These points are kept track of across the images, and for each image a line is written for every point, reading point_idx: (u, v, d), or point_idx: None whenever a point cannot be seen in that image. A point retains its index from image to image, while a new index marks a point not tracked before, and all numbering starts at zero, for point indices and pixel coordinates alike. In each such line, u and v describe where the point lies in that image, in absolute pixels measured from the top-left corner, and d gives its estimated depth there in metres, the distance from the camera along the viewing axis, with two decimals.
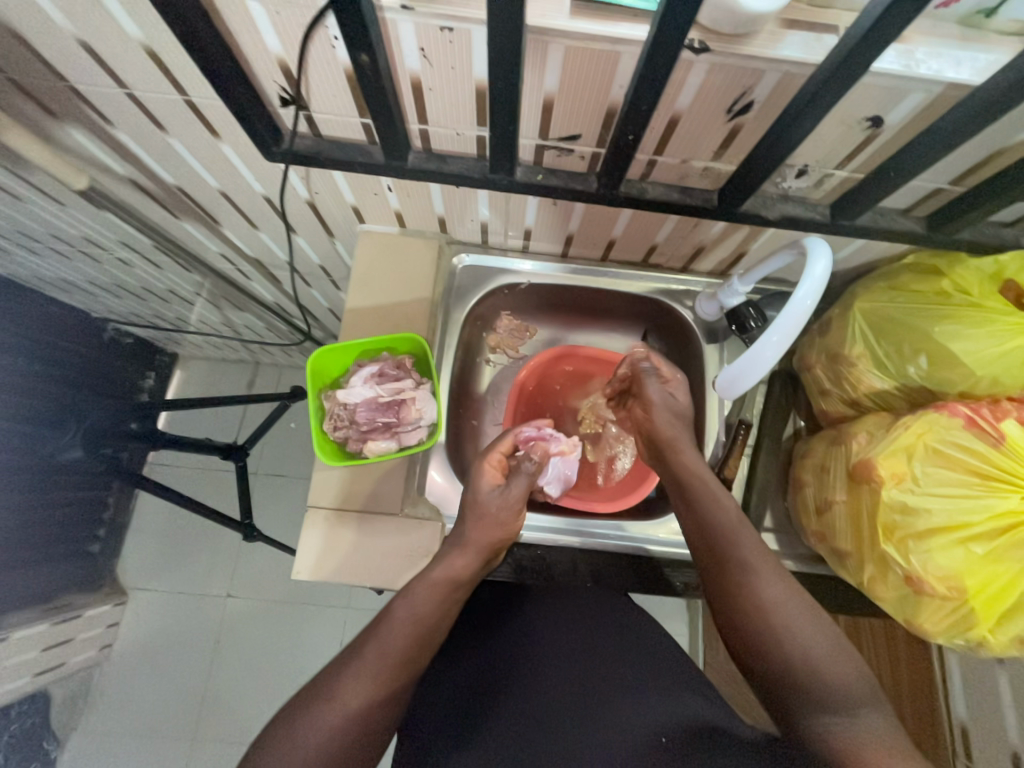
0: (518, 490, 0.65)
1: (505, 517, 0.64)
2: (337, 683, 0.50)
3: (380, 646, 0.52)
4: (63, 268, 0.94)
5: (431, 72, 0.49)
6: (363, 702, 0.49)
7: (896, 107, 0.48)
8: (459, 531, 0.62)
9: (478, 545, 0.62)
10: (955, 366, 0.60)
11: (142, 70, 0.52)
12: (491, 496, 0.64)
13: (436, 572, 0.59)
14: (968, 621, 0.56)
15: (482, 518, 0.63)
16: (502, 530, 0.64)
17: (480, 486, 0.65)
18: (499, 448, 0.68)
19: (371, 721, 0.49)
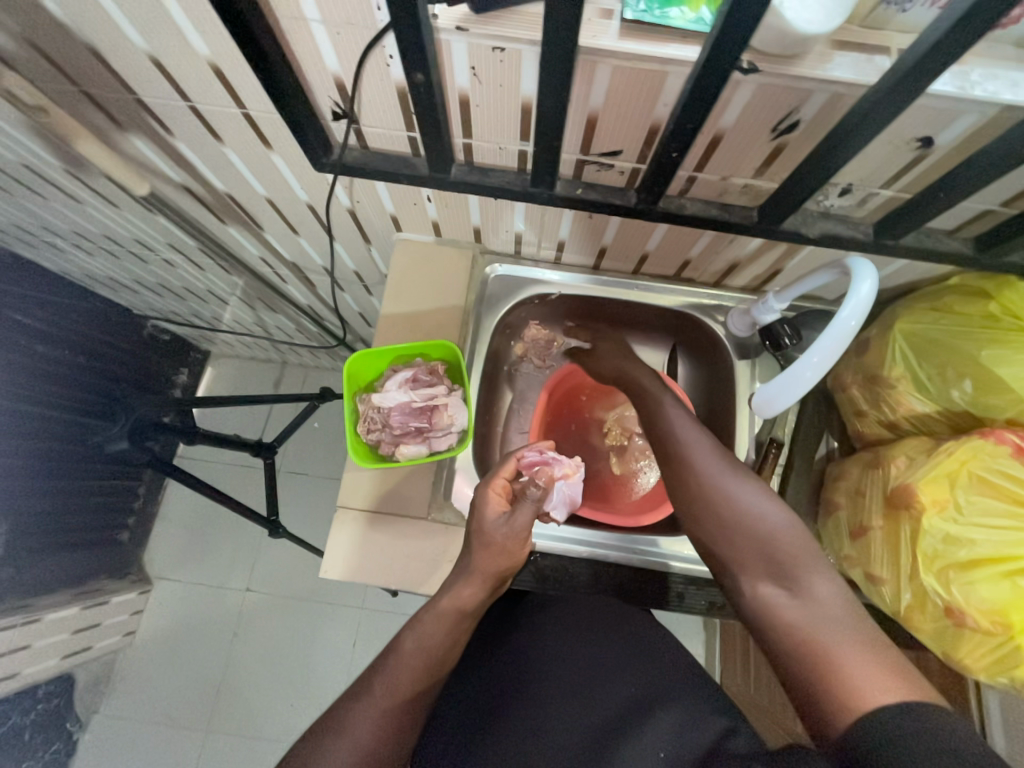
0: (522, 516, 0.60)
1: (510, 546, 0.59)
2: (348, 717, 0.50)
3: (390, 680, 0.52)
4: (112, 267, 0.98)
5: (480, 89, 0.50)
6: (373, 738, 0.49)
7: (949, 128, 0.47)
8: (465, 560, 0.60)
9: (486, 572, 0.59)
10: (1004, 391, 0.57)
11: (205, 84, 0.55)
12: (494, 524, 0.59)
13: (444, 601, 0.58)
14: (1014, 661, 0.53)
15: (486, 546, 0.59)
16: (508, 559, 0.59)
17: (484, 513, 0.61)
18: (502, 474, 0.64)
19: (383, 755, 0.49)
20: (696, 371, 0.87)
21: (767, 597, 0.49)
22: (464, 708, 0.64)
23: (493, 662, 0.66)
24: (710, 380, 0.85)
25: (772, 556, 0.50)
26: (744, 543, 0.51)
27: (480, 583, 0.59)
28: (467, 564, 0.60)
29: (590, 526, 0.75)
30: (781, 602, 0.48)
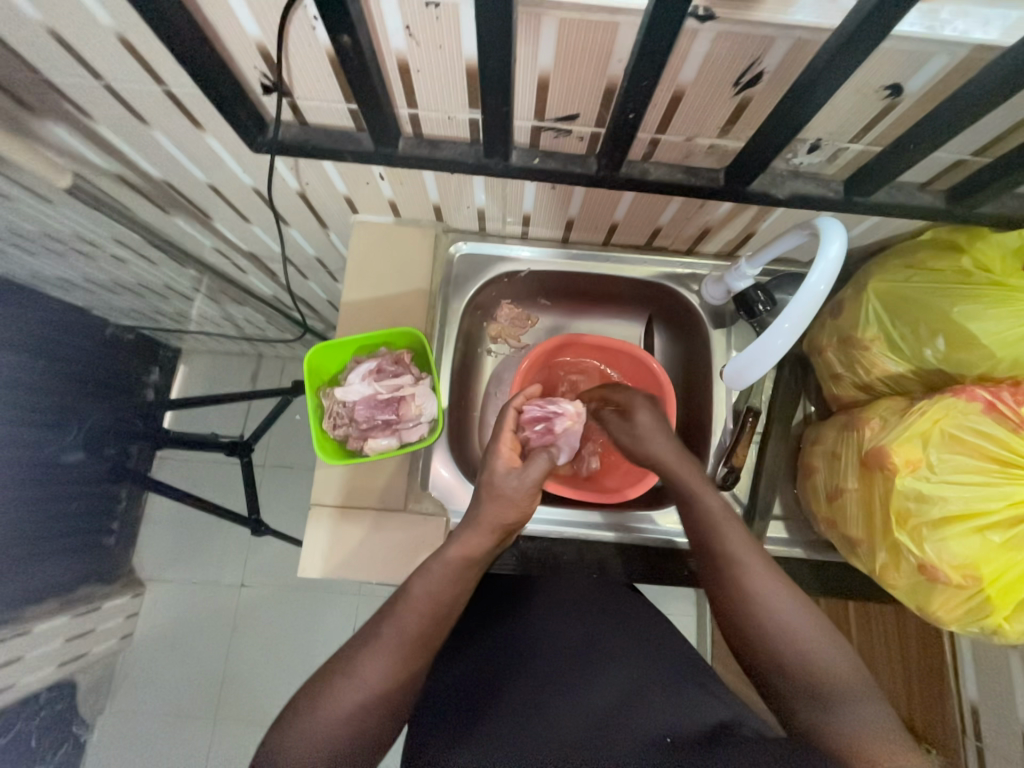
0: (532, 471, 0.60)
1: (519, 498, 0.60)
2: (357, 661, 0.50)
3: (399, 624, 0.53)
4: (57, 267, 0.93)
5: (418, 52, 0.46)
6: (384, 679, 0.50)
7: (917, 73, 0.44)
8: (471, 511, 0.59)
9: (491, 522, 0.58)
10: (974, 348, 0.57)
11: (116, 60, 0.50)
12: (506, 479, 0.60)
13: (453, 551, 0.56)
14: (984, 610, 0.55)
15: (498, 500, 0.59)
16: (516, 511, 0.60)
17: (495, 470, 0.61)
18: (508, 430, 0.64)
19: (393, 695, 0.50)
20: (672, 343, 0.85)
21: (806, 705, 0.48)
22: (445, 693, 0.62)
23: (477, 642, 0.67)
24: (685, 351, 0.83)
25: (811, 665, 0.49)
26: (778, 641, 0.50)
27: (485, 532, 0.58)
28: (473, 515, 0.59)
29: (572, 505, 0.75)
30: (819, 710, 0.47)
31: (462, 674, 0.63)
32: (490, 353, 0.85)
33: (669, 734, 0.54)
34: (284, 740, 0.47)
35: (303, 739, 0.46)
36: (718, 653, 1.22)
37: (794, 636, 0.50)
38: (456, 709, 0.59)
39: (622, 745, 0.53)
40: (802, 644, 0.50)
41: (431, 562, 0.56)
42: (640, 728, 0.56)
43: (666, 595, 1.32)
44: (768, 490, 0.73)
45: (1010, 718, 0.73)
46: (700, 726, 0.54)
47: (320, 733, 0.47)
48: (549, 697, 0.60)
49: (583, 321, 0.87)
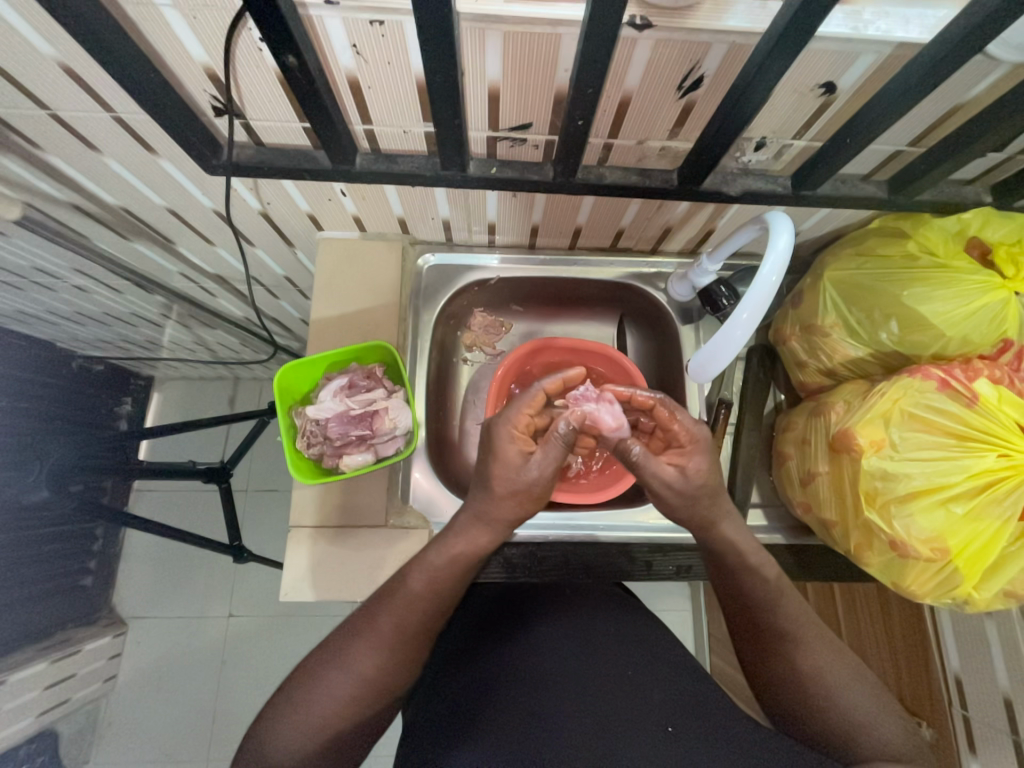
0: (554, 460, 0.57)
1: (539, 490, 0.57)
2: (352, 650, 0.52)
3: (396, 619, 0.53)
4: (15, 301, 0.90)
5: (367, 69, 0.46)
6: (378, 669, 0.51)
7: (848, 71, 0.46)
8: (483, 507, 0.56)
9: (501, 516, 0.57)
10: (926, 329, 0.59)
11: (61, 88, 0.49)
12: (528, 472, 0.56)
13: (459, 546, 0.56)
14: (953, 582, 0.57)
15: (516, 493, 0.56)
16: (534, 503, 0.58)
17: (512, 460, 0.56)
18: (527, 412, 0.58)
19: (387, 683, 0.52)
20: (645, 341, 0.86)
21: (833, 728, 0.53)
22: (433, 714, 0.59)
23: (461, 659, 0.65)
24: (657, 348, 0.85)
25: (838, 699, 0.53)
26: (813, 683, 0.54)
27: (493, 527, 0.57)
28: (474, 508, 0.57)
29: (555, 508, 0.75)
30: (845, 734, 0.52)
31: (448, 692, 0.61)
32: (466, 361, 0.85)
33: (666, 725, 0.54)
34: (281, 717, 0.50)
35: (297, 720, 0.49)
36: (714, 644, 1.23)
37: (859, 715, 0.52)
38: (442, 729, 0.57)
39: (620, 745, 0.52)
40: (867, 722, 0.52)
41: (433, 555, 0.55)
42: (638, 721, 0.55)
43: (660, 592, 1.33)
44: (745, 479, 0.74)
45: (991, 684, 0.75)
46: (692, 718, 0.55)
47: (314, 716, 0.49)
48: (537, 696, 0.58)
49: (556, 325, 0.88)
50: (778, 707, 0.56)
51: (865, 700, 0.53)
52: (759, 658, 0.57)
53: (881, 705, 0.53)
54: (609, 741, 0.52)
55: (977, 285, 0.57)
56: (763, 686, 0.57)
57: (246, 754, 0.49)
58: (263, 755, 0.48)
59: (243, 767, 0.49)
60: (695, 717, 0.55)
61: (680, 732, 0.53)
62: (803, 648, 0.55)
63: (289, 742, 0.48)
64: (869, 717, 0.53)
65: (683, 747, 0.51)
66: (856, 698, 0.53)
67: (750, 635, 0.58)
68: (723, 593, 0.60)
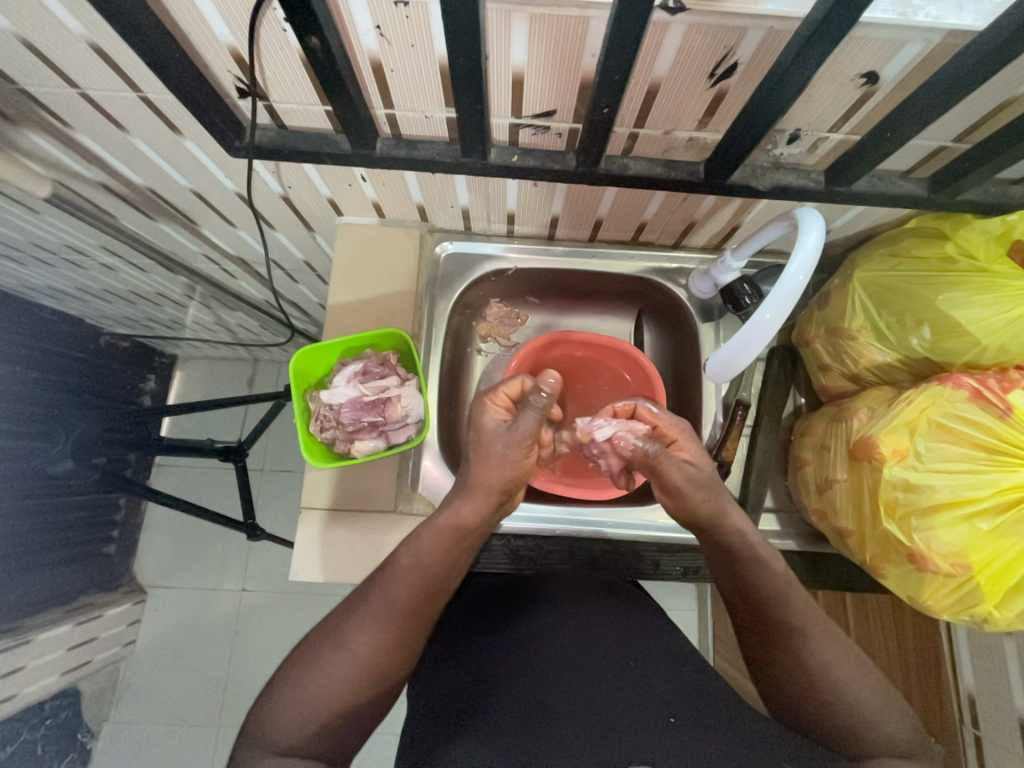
0: (525, 428, 0.58)
1: (515, 455, 0.58)
2: (347, 631, 0.53)
3: (386, 594, 0.54)
4: (48, 275, 0.92)
5: (391, 51, 0.46)
6: (372, 648, 0.52)
7: (893, 60, 0.44)
8: (464, 474, 0.59)
9: (479, 483, 0.58)
10: (961, 336, 0.57)
11: (91, 67, 0.50)
12: (495, 437, 0.58)
13: (442, 518, 0.57)
14: (973, 599, 0.55)
15: (484, 457, 0.58)
16: (514, 468, 0.59)
17: (485, 428, 0.59)
18: (506, 387, 0.60)
19: (384, 667, 0.52)
20: (662, 338, 0.85)
21: (845, 720, 0.51)
22: (433, 695, 0.59)
23: (461, 641, 0.65)
24: (675, 346, 0.83)
25: (849, 693, 0.52)
26: (822, 678, 0.53)
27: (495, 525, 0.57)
28: (460, 475, 0.60)
29: (563, 502, 0.75)
30: (855, 724, 0.51)
31: (450, 674, 0.61)
32: (480, 352, 0.85)
33: (668, 715, 0.52)
34: (279, 698, 0.51)
35: (294, 702, 0.50)
36: (720, 646, 1.22)
37: (865, 712, 0.52)
38: (448, 712, 0.56)
39: (629, 734, 0.50)
40: (874, 718, 0.51)
41: (431, 546, 0.56)
42: (637, 712, 0.53)
43: (667, 593, 1.33)
44: (759, 484, 0.72)
45: (1007, 705, 0.72)
46: (684, 703, 0.54)
47: (310, 697, 0.50)
48: (535, 677, 0.57)
49: (572, 318, 0.87)
50: (782, 699, 0.55)
51: (873, 695, 0.52)
52: (765, 652, 0.56)
53: (888, 702, 0.52)
54: (631, 730, 0.51)
55: (1019, 291, 0.54)
56: (766, 678, 0.56)
57: (247, 734, 0.50)
58: (262, 735, 0.49)
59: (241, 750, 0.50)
60: (686, 700, 0.54)
61: (683, 722, 0.52)
62: (811, 644, 0.54)
63: (287, 724, 0.49)
64: (876, 709, 0.52)
65: (686, 737, 0.50)
66: (865, 693, 0.52)
67: (757, 628, 0.57)
68: (732, 586, 0.59)
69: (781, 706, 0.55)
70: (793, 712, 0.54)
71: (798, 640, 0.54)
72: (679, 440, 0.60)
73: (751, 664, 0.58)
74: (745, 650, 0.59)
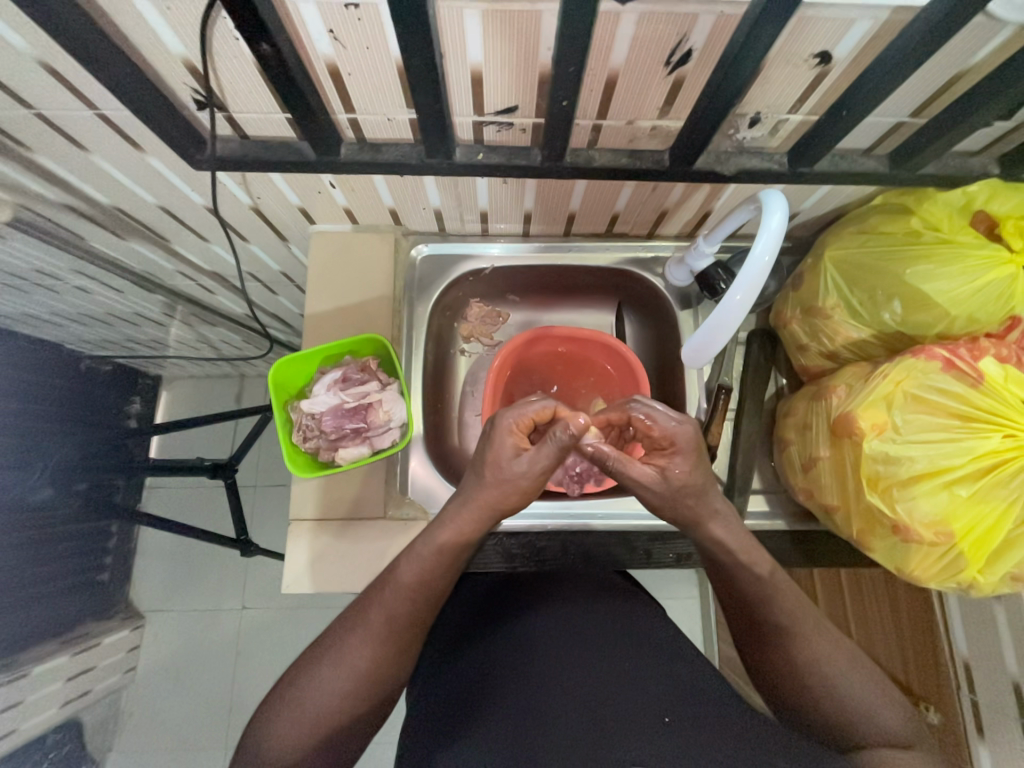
0: (545, 460, 0.57)
1: (526, 484, 0.57)
2: (344, 646, 0.52)
3: (386, 612, 0.53)
4: (20, 302, 0.91)
5: (346, 55, 0.46)
6: (371, 664, 0.52)
7: (844, 39, 0.45)
8: (467, 488, 0.58)
9: (481, 499, 0.57)
10: (930, 307, 0.58)
11: (42, 86, 0.49)
12: (516, 465, 0.57)
13: (444, 536, 0.56)
14: (958, 565, 0.56)
15: (502, 484, 0.57)
16: (519, 495, 0.58)
17: (503, 453, 0.57)
18: (533, 413, 0.58)
19: (382, 676, 0.52)
20: (643, 328, 0.85)
21: (834, 712, 0.52)
22: (433, 698, 0.58)
23: (459, 645, 0.64)
24: (656, 335, 0.84)
25: (836, 688, 0.53)
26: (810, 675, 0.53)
27: (482, 525, 0.58)
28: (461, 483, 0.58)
29: (553, 497, 0.75)
30: (843, 715, 0.52)
31: (446, 679, 0.60)
32: (463, 352, 0.85)
33: (663, 715, 0.50)
34: (275, 714, 0.50)
35: (292, 718, 0.49)
36: (721, 631, 1.23)
37: (854, 703, 0.52)
38: (447, 716, 0.55)
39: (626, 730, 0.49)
40: (863, 710, 0.52)
41: (423, 552, 0.56)
42: (634, 706, 0.52)
43: (667, 582, 1.33)
44: (746, 466, 0.73)
45: (1000, 668, 0.73)
46: (679, 697, 0.53)
47: (308, 710, 0.49)
48: (527, 683, 0.56)
49: (553, 313, 0.87)
50: (776, 690, 0.55)
51: (861, 686, 0.53)
52: (757, 651, 0.56)
53: (877, 690, 0.53)
54: (627, 724, 0.50)
55: (983, 260, 0.55)
56: (762, 677, 0.57)
57: (246, 752, 0.50)
58: (261, 750, 0.49)
59: (243, 764, 0.50)
60: (680, 694, 0.54)
61: (677, 721, 0.50)
62: (802, 645, 0.54)
63: (286, 740, 0.49)
64: (866, 701, 0.52)
65: (684, 733, 0.48)
66: (853, 686, 0.53)
67: (748, 629, 0.57)
68: (722, 583, 0.59)
69: (774, 697, 0.56)
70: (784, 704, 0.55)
71: (786, 640, 0.54)
72: (677, 447, 0.56)
73: (745, 656, 0.59)
74: (739, 643, 0.59)
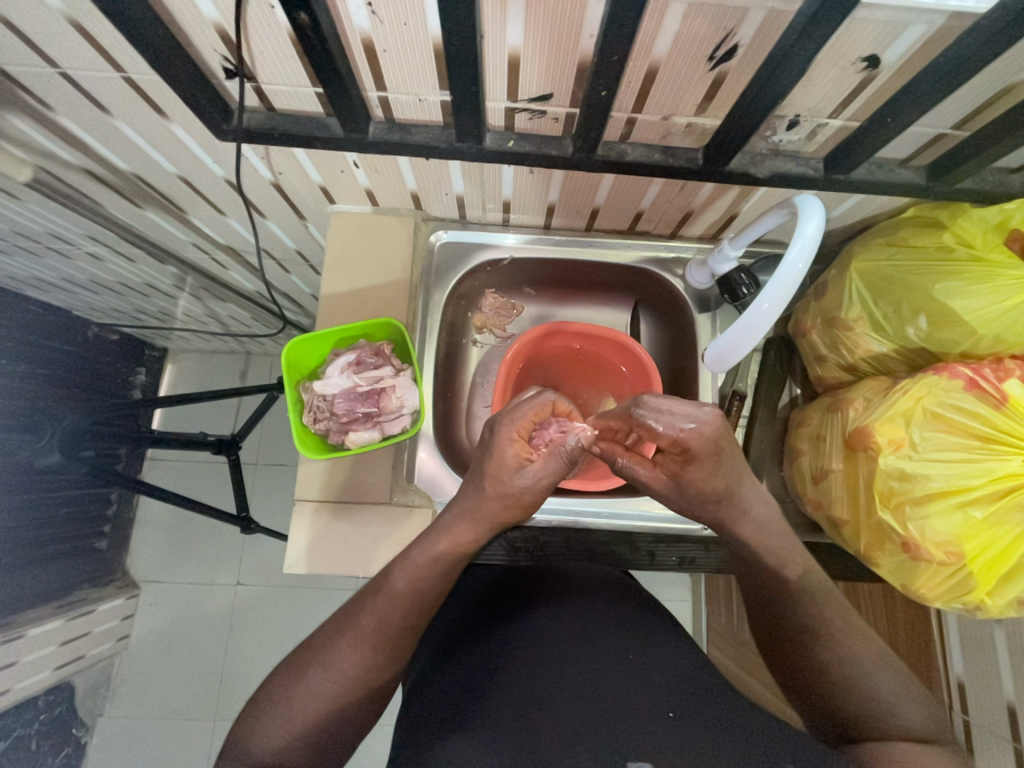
0: (549, 474, 0.57)
1: (529, 496, 0.58)
2: (335, 651, 0.52)
3: (378, 617, 0.53)
4: (32, 265, 0.90)
5: (382, 30, 0.44)
6: (362, 668, 0.52)
7: (894, 43, 0.43)
8: (471, 502, 0.57)
9: (485, 517, 0.57)
10: (957, 325, 0.57)
11: (71, 45, 0.48)
12: (519, 478, 0.57)
13: (441, 545, 0.56)
14: (966, 587, 0.56)
15: (504, 495, 0.57)
16: (523, 508, 0.59)
17: (506, 463, 0.57)
18: (532, 414, 0.58)
19: (373, 679, 0.52)
20: (658, 329, 0.84)
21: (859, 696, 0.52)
22: (438, 687, 0.57)
23: (466, 637, 0.63)
24: (671, 336, 0.83)
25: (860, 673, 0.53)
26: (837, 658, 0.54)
27: (477, 525, 0.57)
28: (459, 505, 0.58)
29: (559, 492, 0.75)
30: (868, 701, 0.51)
31: (455, 668, 0.59)
32: (476, 343, 0.84)
33: (667, 709, 0.50)
34: (264, 715, 0.50)
35: (281, 717, 0.49)
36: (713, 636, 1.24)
37: (881, 692, 0.52)
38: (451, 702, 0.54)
39: (630, 725, 0.49)
40: (889, 696, 0.52)
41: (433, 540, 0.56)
42: (640, 703, 0.51)
43: (661, 585, 1.34)
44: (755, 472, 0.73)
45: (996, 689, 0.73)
46: (681, 696, 0.52)
47: (296, 713, 0.49)
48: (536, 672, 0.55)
49: (568, 310, 0.87)
50: (800, 680, 0.55)
51: (884, 674, 0.53)
52: (779, 636, 0.57)
53: (902, 681, 0.53)
54: (628, 726, 0.49)
55: (1016, 281, 0.54)
56: (786, 669, 0.56)
57: (229, 750, 0.50)
58: (247, 749, 0.49)
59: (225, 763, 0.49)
60: (682, 692, 0.53)
61: (683, 718, 0.49)
62: (829, 623, 0.55)
63: (272, 740, 0.48)
64: (891, 689, 0.52)
65: (685, 739, 0.47)
66: (876, 672, 0.53)
67: (774, 615, 0.58)
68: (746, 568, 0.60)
69: (795, 688, 0.56)
70: (805, 694, 0.55)
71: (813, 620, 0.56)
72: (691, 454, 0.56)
73: (765, 645, 0.59)
74: (760, 632, 0.60)
